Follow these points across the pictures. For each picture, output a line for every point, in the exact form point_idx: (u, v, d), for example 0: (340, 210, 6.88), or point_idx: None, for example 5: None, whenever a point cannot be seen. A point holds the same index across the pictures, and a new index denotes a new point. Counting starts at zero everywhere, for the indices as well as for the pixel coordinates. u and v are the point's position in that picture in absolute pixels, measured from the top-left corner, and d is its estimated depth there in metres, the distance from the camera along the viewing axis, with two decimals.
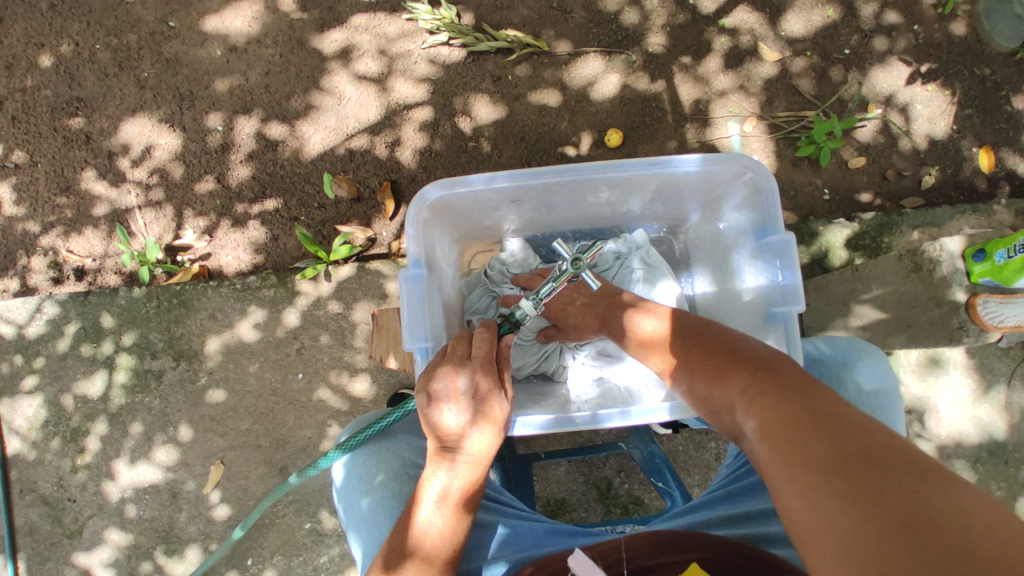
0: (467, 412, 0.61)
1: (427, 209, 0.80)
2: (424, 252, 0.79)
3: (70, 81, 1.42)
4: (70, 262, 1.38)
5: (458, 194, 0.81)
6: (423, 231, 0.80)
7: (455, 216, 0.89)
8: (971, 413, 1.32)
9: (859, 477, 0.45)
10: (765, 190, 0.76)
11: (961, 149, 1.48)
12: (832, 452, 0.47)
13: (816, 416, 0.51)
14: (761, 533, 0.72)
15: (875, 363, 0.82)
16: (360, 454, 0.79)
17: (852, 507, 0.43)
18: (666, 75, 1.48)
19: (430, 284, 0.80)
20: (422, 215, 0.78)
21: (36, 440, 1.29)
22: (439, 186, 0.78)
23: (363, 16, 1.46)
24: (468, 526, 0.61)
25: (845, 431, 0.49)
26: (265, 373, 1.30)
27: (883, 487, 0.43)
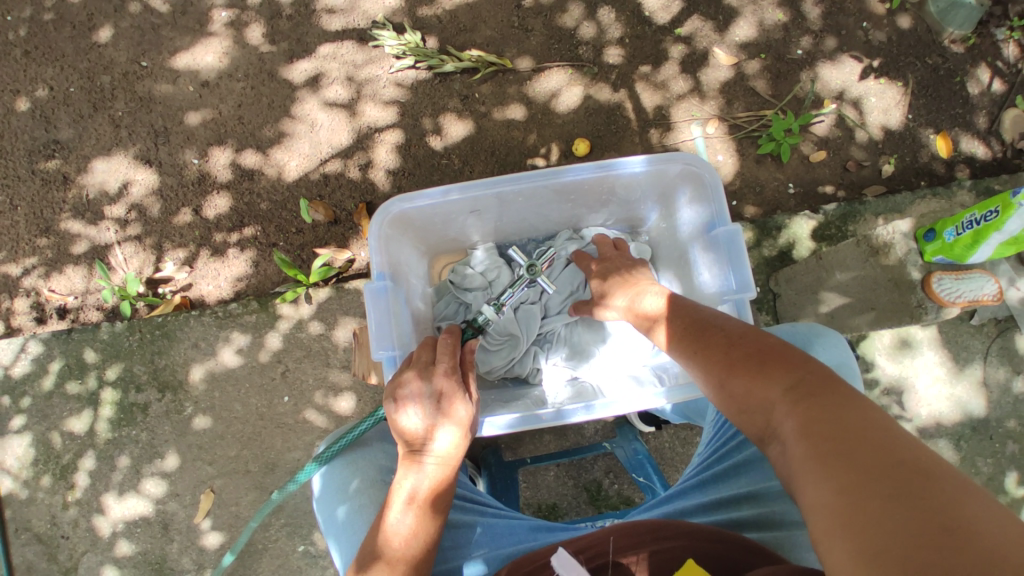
0: (429, 414, 0.65)
1: (389, 224, 0.83)
2: (388, 265, 0.82)
3: (46, 124, 1.45)
4: (52, 301, 1.39)
5: (419, 207, 0.84)
6: (386, 245, 0.82)
7: (419, 230, 0.92)
8: (949, 391, 1.35)
9: (906, 481, 0.45)
10: (710, 183, 0.80)
11: (918, 136, 1.53)
12: (874, 455, 0.48)
13: (858, 419, 0.51)
14: (732, 519, 0.74)
15: (834, 345, 0.84)
16: (337, 464, 0.81)
17: (897, 508, 0.44)
18: (627, 84, 1.53)
19: (397, 295, 0.83)
20: (384, 230, 0.80)
21: (25, 479, 1.29)
22: (399, 201, 0.81)
23: (330, 46, 1.51)
24: (437, 529, 0.62)
25: (890, 439, 0.49)
26: (251, 398, 1.31)
27: (927, 494, 0.44)
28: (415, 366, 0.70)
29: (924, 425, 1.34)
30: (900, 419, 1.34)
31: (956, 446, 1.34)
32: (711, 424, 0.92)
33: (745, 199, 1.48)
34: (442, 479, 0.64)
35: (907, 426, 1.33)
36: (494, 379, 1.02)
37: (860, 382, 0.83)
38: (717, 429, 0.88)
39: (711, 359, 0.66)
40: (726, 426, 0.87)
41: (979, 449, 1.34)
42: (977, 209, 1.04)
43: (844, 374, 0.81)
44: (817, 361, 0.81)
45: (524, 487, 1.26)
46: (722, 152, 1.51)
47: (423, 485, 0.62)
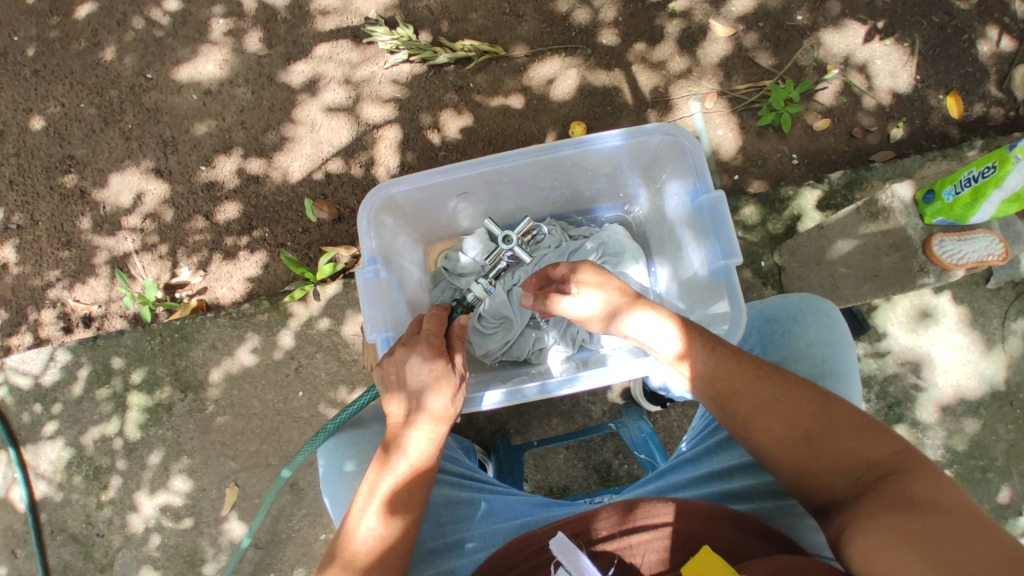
0: (403, 410, 0.68)
1: (378, 210, 0.85)
2: (380, 250, 0.84)
3: (60, 141, 1.51)
4: (77, 310, 1.46)
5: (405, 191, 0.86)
6: (377, 231, 0.85)
7: (408, 216, 0.94)
8: (967, 358, 1.31)
9: (971, 532, 0.50)
10: (692, 151, 0.79)
11: (927, 98, 1.48)
12: (946, 507, 0.52)
13: (940, 481, 0.55)
14: (724, 490, 0.75)
15: (826, 312, 0.82)
16: (338, 445, 0.85)
17: (967, 551, 0.48)
18: (623, 64, 1.51)
19: (389, 280, 0.85)
20: (372, 216, 0.82)
21: (60, 481, 1.36)
22: (383, 185, 0.83)
23: (325, 46, 1.53)
24: (397, 531, 0.63)
25: (954, 498, 0.54)
26: (267, 395, 1.35)
27: (994, 545, 0.48)
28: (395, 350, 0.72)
29: (943, 395, 1.31)
30: (917, 389, 1.31)
31: (976, 415, 1.30)
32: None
33: (748, 173, 1.46)
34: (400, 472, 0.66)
35: (923, 396, 1.30)
36: (496, 361, 1.05)
37: (855, 348, 0.81)
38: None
39: (792, 410, 0.65)
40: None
41: (1002, 416, 1.30)
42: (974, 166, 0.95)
43: (838, 341, 0.79)
44: (809, 331, 0.79)
45: (535, 470, 1.28)
46: (721, 126, 1.48)
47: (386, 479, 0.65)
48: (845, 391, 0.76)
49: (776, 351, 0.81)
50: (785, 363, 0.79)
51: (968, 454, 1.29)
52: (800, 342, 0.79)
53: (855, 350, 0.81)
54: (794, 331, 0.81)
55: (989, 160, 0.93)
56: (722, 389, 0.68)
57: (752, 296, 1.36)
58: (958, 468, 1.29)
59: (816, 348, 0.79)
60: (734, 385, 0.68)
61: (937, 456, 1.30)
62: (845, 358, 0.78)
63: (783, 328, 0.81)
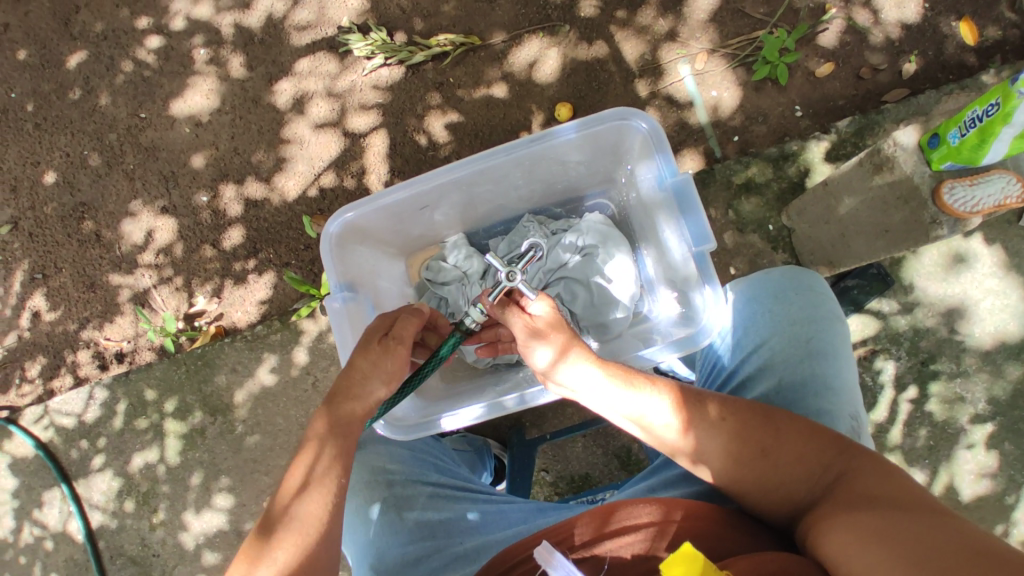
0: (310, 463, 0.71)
1: (342, 235, 0.86)
2: (347, 276, 0.86)
3: (72, 189, 1.58)
4: (109, 348, 1.54)
5: (368, 214, 0.87)
6: (343, 257, 0.86)
7: (380, 234, 0.94)
8: (1005, 303, 1.22)
9: (929, 516, 0.52)
10: (655, 134, 0.77)
11: (939, 26, 1.35)
12: (901, 500, 0.55)
13: (884, 470, 0.59)
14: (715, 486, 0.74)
15: (807, 287, 0.79)
16: None
17: (926, 536, 0.50)
18: (604, 35, 1.45)
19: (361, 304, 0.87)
20: (334, 243, 0.84)
21: (114, 509, 1.46)
22: (343, 211, 0.84)
23: (304, 61, 1.53)
24: None
25: (909, 487, 0.57)
26: (290, 411, 1.40)
27: (949, 526, 0.50)
28: (352, 379, 0.74)
29: (980, 345, 1.22)
30: (951, 342, 1.23)
31: (1019, 362, 1.21)
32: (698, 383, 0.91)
33: (749, 132, 1.38)
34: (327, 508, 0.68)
35: (958, 349, 1.22)
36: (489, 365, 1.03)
37: (842, 323, 0.78)
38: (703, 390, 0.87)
39: (744, 429, 0.66)
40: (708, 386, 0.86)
41: None
42: (979, 102, 0.83)
43: (821, 317, 0.77)
44: (790, 309, 0.77)
45: (555, 461, 1.28)
46: (715, 86, 1.40)
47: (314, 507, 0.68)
48: (832, 369, 0.73)
49: (758, 332, 0.79)
50: (767, 344, 0.77)
51: (1011, 404, 1.21)
52: (783, 321, 0.77)
53: (843, 326, 0.78)
54: (774, 310, 0.78)
55: (992, 97, 0.80)
56: (680, 418, 0.69)
57: (763, 263, 1.30)
58: (1002, 420, 1.21)
59: (798, 326, 0.76)
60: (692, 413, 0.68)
61: (978, 410, 1.22)
62: (829, 334, 0.76)
63: (763, 308, 0.79)
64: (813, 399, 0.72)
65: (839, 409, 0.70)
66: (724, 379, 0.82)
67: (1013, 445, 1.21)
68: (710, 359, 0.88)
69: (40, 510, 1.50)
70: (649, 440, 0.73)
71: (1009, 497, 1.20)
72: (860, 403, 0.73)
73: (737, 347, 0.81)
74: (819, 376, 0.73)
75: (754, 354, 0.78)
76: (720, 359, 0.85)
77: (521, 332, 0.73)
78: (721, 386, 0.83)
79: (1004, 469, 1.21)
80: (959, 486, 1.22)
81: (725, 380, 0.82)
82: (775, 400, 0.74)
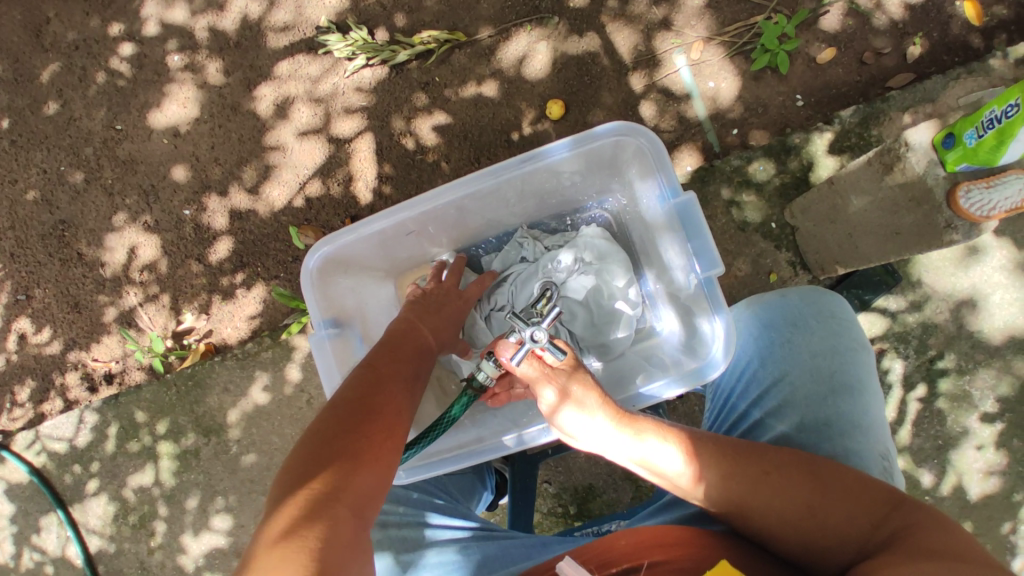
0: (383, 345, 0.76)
1: (324, 268, 0.84)
2: (331, 312, 0.84)
3: (50, 207, 1.53)
4: (98, 369, 1.50)
5: (349, 244, 0.84)
6: (326, 292, 0.84)
7: (363, 261, 0.91)
8: (1016, 297, 1.17)
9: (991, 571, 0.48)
10: (653, 152, 0.75)
11: (943, 6, 1.29)
12: (959, 554, 0.51)
13: (941, 523, 0.55)
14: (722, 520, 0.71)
15: (830, 314, 0.78)
16: None
17: None
18: (595, 27, 1.38)
19: (348, 339, 0.85)
20: (316, 279, 0.82)
21: (111, 533, 1.44)
22: (322, 245, 0.82)
23: (284, 65, 1.47)
24: (356, 418, 0.63)
25: (964, 542, 0.53)
26: (285, 429, 1.37)
27: None
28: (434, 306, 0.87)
29: (992, 341, 1.18)
30: (962, 339, 1.18)
31: None
32: (708, 414, 0.88)
33: (749, 125, 1.32)
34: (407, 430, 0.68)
35: (968, 345, 1.18)
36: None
37: (869, 353, 0.76)
38: (715, 423, 0.83)
39: (786, 483, 0.63)
40: (721, 420, 0.82)
41: None
42: (998, 103, 0.78)
43: (845, 347, 0.75)
44: (811, 338, 0.76)
45: (558, 472, 1.25)
46: (713, 77, 1.34)
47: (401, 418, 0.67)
48: (858, 405, 0.71)
49: (778, 365, 0.76)
50: (789, 379, 0.74)
51: (1021, 400, 1.17)
52: (804, 352, 0.75)
53: (869, 356, 0.76)
54: (796, 340, 0.76)
55: (1013, 96, 0.75)
56: (697, 465, 0.66)
57: (766, 262, 1.25)
58: (1014, 418, 1.17)
59: (822, 359, 0.74)
60: (713, 460, 0.65)
61: (989, 408, 1.18)
62: (855, 366, 0.74)
63: (784, 337, 0.77)
64: (841, 438, 0.69)
65: (867, 448, 0.68)
66: (738, 415, 0.79)
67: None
68: (723, 390, 0.84)
69: (37, 536, 1.47)
70: (682, 494, 0.69)
71: (1019, 495, 1.17)
72: (889, 439, 0.71)
73: (754, 380, 0.78)
74: (846, 413, 0.70)
75: (775, 389, 0.75)
76: (734, 391, 0.81)
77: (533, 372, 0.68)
78: (734, 422, 0.79)
79: (1014, 467, 1.17)
80: (968, 485, 1.18)
81: (739, 416, 0.78)
82: (798, 439, 0.71)
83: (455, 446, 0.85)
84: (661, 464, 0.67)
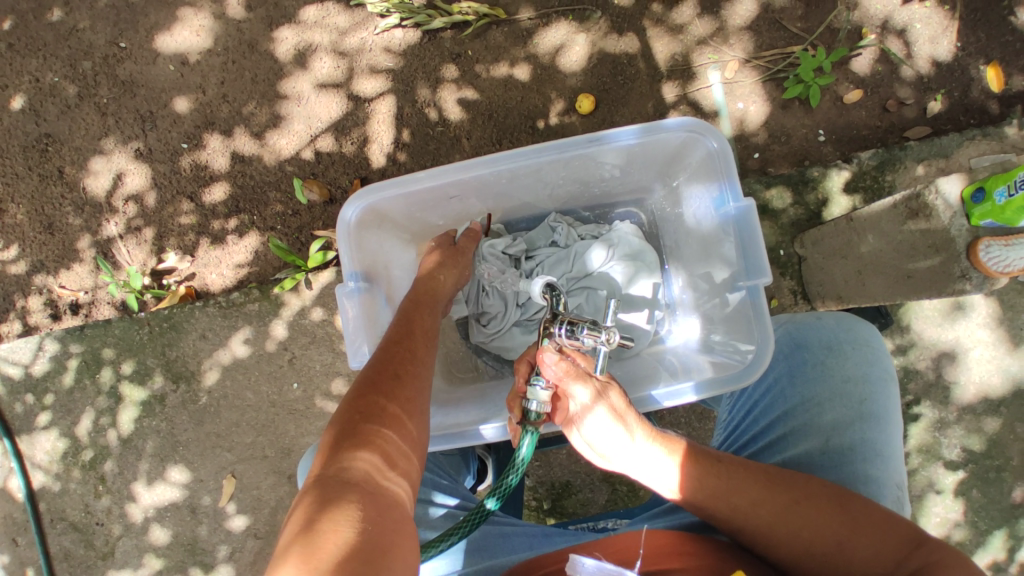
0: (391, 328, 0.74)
1: (361, 219, 0.88)
2: (363, 265, 0.88)
3: (36, 118, 1.42)
4: (64, 297, 1.41)
5: (392, 199, 0.89)
6: (358, 245, 0.89)
7: (396, 220, 0.96)
8: (993, 355, 1.23)
9: None
10: (715, 154, 0.81)
11: (968, 68, 1.33)
12: None
13: (965, 562, 0.58)
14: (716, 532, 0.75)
15: (864, 342, 0.80)
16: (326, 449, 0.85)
17: None
18: (636, 28, 1.37)
19: (374, 295, 0.89)
20: (352, 228, 0.87)
21: (58, 472, 1.35)
22: (364, 195, 0.86)
23: (311, 10, 1.40)
24: (374, 398, 0.61)
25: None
26: (262, 387, 1.31)
27: None
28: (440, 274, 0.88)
29: (965, 394, 1.23)
30: (938, 387, 1.24)
31: (996, 413, 1.23)
32: (723, 424, 0.91)
33: (771, 151, 1.34)
34: (423, 412, 0.64)
35: (942, 394, 1.24)
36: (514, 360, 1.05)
37: (894, 384, 0.80)
38: (730, 435, 0.87)
39: (815, 515, 0.65)
40: (739, 431, 0.86)
41: None
42: None
43: (877, 377, 0.78)
44: (846, 364, 0.78)
45: (537, 465, 1.24)
46: (743, 98, 1.35)
47: (411, 400, 0.63)
48: (882, 434, 0.75)
49: (807, 387, 0.79)
50: (818, 402, 0.77)
51: (983, 453, 1.23)
52: (836, 377, 0.78)
53: (894, 387, 0.79)
54: (829, 363, 0.79)
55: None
56: (729, 486, 0.67)
57: (768, 287, 1.28)
58: (974, 468, 1.23)
59: (853, 385, 0.77)
60: (746, 485, 0.67)
61: (953, 456, 1.24)
62: (882, 397, 0.77)
63: (817, 359, 0.80)
64: (862, 465, 0.73)
65: (886, 478, 0.72)
66: (758, 428, 0.82)
67: (980, 491, 1.23)
68: (742, 405, 0.87)
69: None
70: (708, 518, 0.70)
71: (968, 541, 1.23)
72: (902, 469, 0.75)
73: (780, 397, 0.81)
74: (870, 441, 0.74)
75: (802, 409, 0.78)
76: (758, 403, 0.84)
77: (560, 373, 0.66)
78: (752, 436, 0.83)
79: (968, 515, 1.23)
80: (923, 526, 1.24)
81: (761, 429, 0.82)
82: (819, 460, 0.75)
83: (463, 426, 0.83)
84: (683, 483, 0.69)
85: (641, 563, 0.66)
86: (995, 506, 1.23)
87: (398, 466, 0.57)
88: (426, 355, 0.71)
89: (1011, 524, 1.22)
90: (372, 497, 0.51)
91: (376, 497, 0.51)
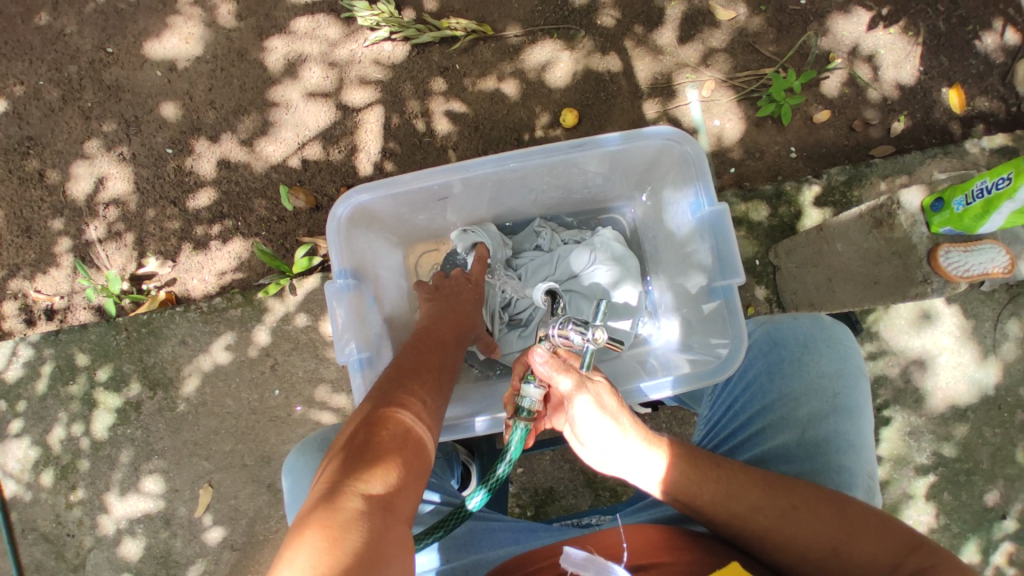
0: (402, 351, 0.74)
1: (351, 218, 0.90)
2: (352, 262, 0.90)
3: (18, 121, 1.40)
4: (39, 302, 1.38)
5: (380, 198, 0.91)
6: (348, 243, 0.90)
7: (384, 220, 0.98)
8: (958, 362, 1.28)
9: None
10: (691, 160, 0.85)
11: (929, 91, 1.42)
12: None
13: (955, 563, 0.60)
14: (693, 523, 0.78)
15: (837, 340, 0.84)
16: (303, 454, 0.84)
17: None
18: (619, 48, 1.43)
19: (362, 294, 0.91)
20: (342, 226, 0.88)
21: (28, 481, 1.30)
22: (354, 194, 0.88)
23: (302, 21, 1.42)
24: (389, 412, 0.59)
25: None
26: (242, 393, 1.30)
27: None
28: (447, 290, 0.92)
29: (933, 399, 1.28)
30: (907, 393, 1.29)
31: (962, 417, 1.28)
32: (703, 421, 0.93)
33: (746, 166, 1.40)
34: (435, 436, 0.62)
35: (912, 400, 1.28)
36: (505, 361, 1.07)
37: (866, 380, 0.83)
38: (710, 432, 0.89)
39: (813, 519, 0.67)
40: (718, 427, 0.88)
41: (989, 420, 1.28)
42: (989, 175, 0.91)
43: (850, 372, 0.82)
44: (820, 360, 0.82)
45: (520, 472, 1.25)
46: (720, 116, 1.41)
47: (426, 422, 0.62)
48: (855, 426, 0.78)
49: (785, 382, 0.82)
50: (795, 396, 0.81)
51: (952, 456, 1.28)
52: (811, 372, 0.81)
53: (866, 383, 0.83)
54: (805, 360, 0.82)
55: (1005, 171, 0.88)
56: (727, 489, 0.69)
57: (745, 296, 1.32)
58: (943, 471, 1.27)
59: (828, 381, 0.81)
60: (744, 492, 0.69)
61: (924, 460, 1.28)
62: (855, 392, 0.81)
63: (794, 355, 0.83)
64: (836, 456, 0.76)
65: (860, 468, 0.76)
66: (738, 423, 0.85)
67: (951, 494, 1.27)
68: (722, 401, 0.89)
69: None
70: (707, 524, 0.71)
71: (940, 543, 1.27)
72: (874, 460, 0.79)
73: (759, 392, 0.84)
74: (844, 434, 0.77)
75: (780, 404, 0.82)
76: (738, 399, 0.87)
77: (546, 366, 0.66)
78: (733, 431, 0.85)
79: (939, 518, 1.27)
80: None
81: (740, 423, 0.84)
82: (797, 452, 0.78)
83: (450, 418, 0.85)
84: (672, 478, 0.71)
85: (630, 557, 0.67)
86: (965, 509, 1.27)
87: (411, 485, 0.54)
88: (441, 386, 0.70)
89: (982, 526, 1.27)
90: (383, 510, 0.49)
91: (386, 511, 0.49)
